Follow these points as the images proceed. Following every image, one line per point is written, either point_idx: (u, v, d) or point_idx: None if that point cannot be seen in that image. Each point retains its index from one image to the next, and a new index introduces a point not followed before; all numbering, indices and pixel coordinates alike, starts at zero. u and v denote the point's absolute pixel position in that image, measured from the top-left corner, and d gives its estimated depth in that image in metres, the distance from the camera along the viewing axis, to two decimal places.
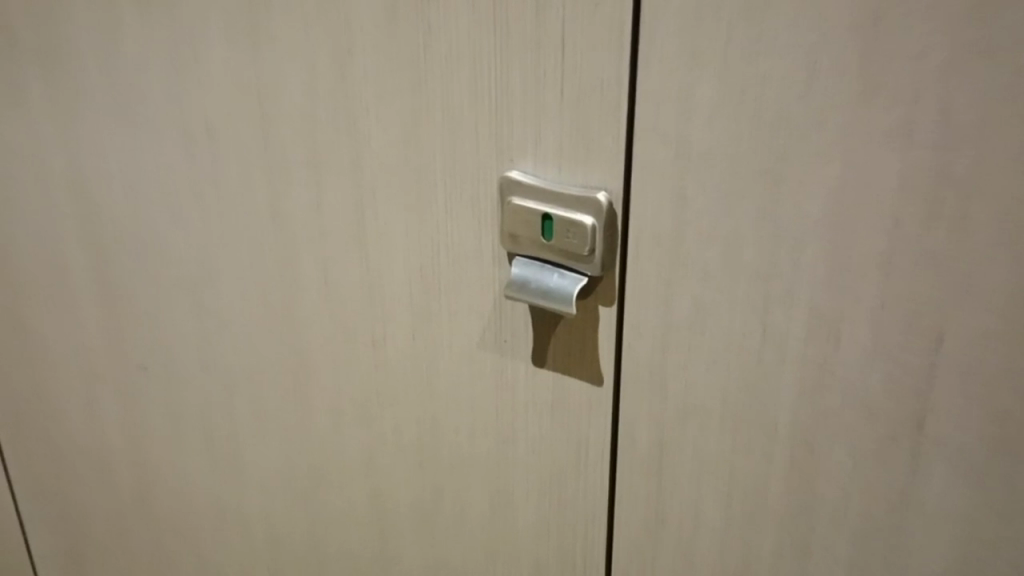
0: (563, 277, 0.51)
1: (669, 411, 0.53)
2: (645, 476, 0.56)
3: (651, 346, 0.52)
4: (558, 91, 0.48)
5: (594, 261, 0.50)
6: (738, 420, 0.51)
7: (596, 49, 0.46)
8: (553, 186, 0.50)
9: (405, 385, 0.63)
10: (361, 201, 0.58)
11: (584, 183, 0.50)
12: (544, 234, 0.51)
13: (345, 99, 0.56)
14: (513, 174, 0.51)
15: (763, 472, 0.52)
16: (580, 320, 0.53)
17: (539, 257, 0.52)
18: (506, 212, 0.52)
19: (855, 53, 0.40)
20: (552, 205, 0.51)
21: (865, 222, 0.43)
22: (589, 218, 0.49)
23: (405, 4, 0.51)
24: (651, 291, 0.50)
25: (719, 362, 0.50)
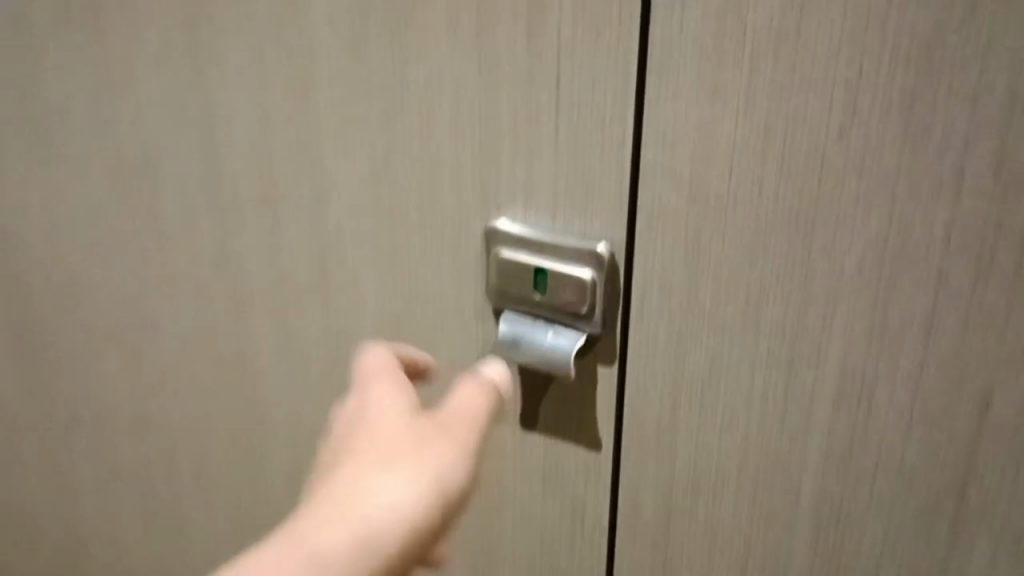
0: (559, 335, 0.47)
1: (678, 477, 0.48)
2: (650, 545, 0.51)
3: (657, 407, 0.47)
4: (554, 130, 0.43)
5: (594, 318, 0.46)
6: (754, 489, 0.46)
7: (596, 85, 0.41)
8: (547, 238, 0.46)
9: None
10: (332, 244, 0.53)
11: (581, 233, 0.45)
12: (538, 288, 0.47)
13: (314, 135, 0.50)
14: (499, 222, 0.47)
15: (784, 544, 0.47)
16: (575, 381, 0.49)
17: (531, 313, 0.48)
18: (493, 263, 0.48)
19: (897, 91, 0.35)
20: (545, 256, 0.46)
21: (905, 277, 0.38)
22: (588, 272, 0.45)
23: (379, 31, 0.46)
24: (658, 348, 0.45)
25: (734, 425, 0.45)
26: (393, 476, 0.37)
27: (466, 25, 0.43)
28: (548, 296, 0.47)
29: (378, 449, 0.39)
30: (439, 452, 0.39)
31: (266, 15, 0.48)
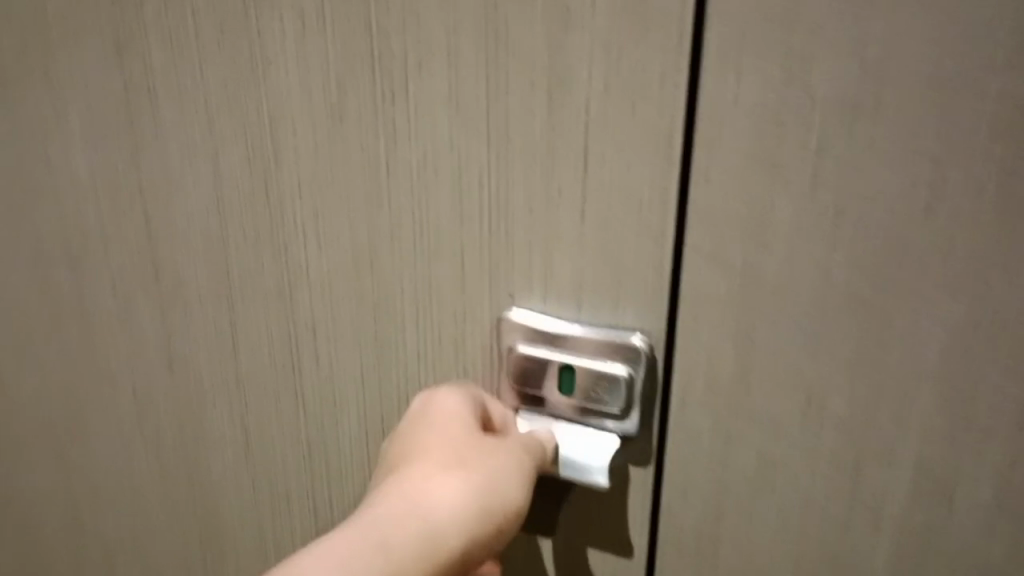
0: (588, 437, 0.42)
1: None
2: None
3: (699, 511, 0.42)
4: (578, 213, 0.39)
5: (629, 418, 0.41)
6: None
7: (631, 163, 0.37)
8: (570, 332, 0.41)
9: None
10: (311, 338, 0.47)
11: (611, 325, 0.41)
12: (562, 386, 0.43)
13: (288, 220, 0.45)
14: (514, 314, 0.42)
15: None
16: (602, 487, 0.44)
17: (553, 413, 0.43)
18: (509, 358, 0.43)
19: (988, 167, 0.33)
20: (570, 352, 0.42)
21: (990, 361, 0.35)
22: (622, 369, 0.41)
23: (368, 106, 0.41)
24: (703, 447, 0.41)
25: (790, 525, 0.41)
26: (472, 476, 0.38)
27: (470, 101, 0.39)
28: (576, 394, 0.42)
29: (452, 453, 0.39)
30: (511, 457, 0.40)
31: (228, 92, 0.43)
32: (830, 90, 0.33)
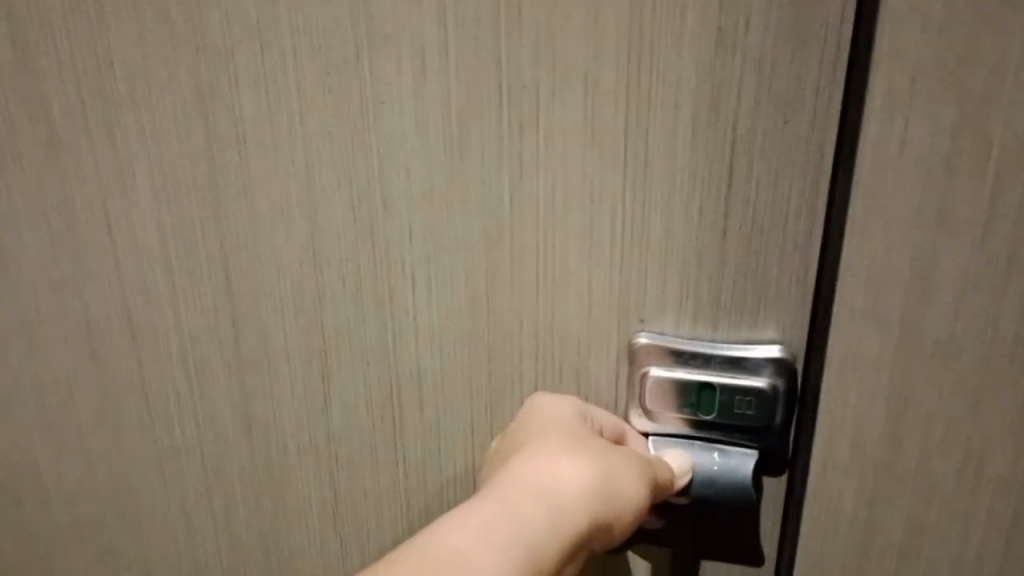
0: (727, 459, 0.41)
1: None
2: None
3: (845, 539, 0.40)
4: (721, 230, 0.37)
5: (769, 429, 0.40)
6: None
7: (784, 174, 0.36)
8: (703, 347, 0.40)
9: None
10: (404, 386, 0.44)
11: (746, 335, 0.39)
12: (691, 404, 0.41)
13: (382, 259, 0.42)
14: (644, 337, 0.40)
15: None
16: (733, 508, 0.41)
17: (678, 433, 0.42)
18: (637, 379, 0.41)
19: None
20: (705, 369, 0.40)
21: None
22: (762, 380, 0.39)
23: (485, 132, 0.38)
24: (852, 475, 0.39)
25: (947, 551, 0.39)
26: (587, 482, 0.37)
27: (608, 124, 0.37)
28: (710, 412, 0.41)
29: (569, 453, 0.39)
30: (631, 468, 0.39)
31: (330, 132, 0.40)
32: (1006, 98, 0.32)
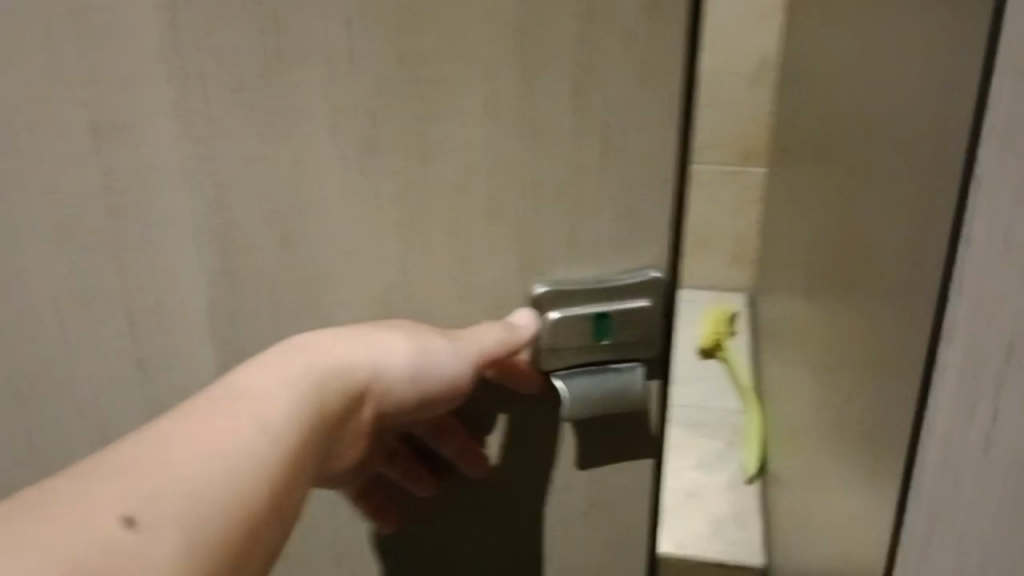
0: (623, 371, 0.59)
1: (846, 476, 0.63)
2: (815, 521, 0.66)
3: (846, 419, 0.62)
4: (613, 132, 0.53)
5: (645, 337, 0.59)
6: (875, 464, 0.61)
7: (662, 92, 0.52)
8: (595, 284, 0.58)
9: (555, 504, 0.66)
10: (387, 198, 0.56)
11: (626, 272, 0.58)
12: (588, 335, 0.59)
13: (366, 116, 0.54)
14: (541, 277, 0.58)
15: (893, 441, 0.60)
16: (622, 382, 0.59)
17: (581, 359, 0.59)
18: (548, 298, 0.58)
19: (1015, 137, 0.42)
20: (598, 289, 0.58)
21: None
22: (653, 270, 0.58)
23: (448, 61, 0.52)
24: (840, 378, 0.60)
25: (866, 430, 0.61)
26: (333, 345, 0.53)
27: (542, 69, 0.52)
28: (604, 336, 0.59)
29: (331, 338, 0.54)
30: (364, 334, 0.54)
31: (337, 78, 0.52)
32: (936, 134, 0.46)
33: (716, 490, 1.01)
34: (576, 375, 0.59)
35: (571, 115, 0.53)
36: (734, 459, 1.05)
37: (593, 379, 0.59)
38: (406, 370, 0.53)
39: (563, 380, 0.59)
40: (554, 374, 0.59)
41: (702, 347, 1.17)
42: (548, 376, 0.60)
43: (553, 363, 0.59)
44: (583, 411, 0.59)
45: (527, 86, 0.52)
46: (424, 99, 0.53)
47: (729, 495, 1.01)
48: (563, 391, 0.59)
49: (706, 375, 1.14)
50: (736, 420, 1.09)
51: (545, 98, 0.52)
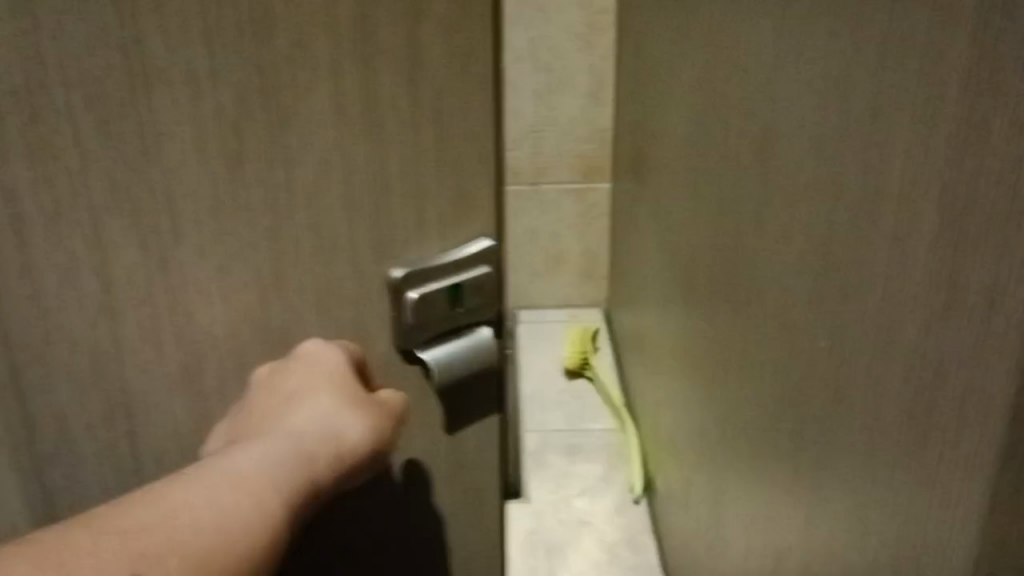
0: (473, 333, 0.67)
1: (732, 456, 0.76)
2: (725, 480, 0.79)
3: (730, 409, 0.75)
4: (439, 111, 0.59)
5: (487, 299, 0.66)
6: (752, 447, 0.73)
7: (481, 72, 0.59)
8: (443, 262, 0.64)
9: (712, 439, 0.85)
10: (252, 186, 0.59)
11: (462, 245, 0.64)
12: (443, 308, 0.65)
13: (226, 107, 0.56)
14: (396, 265, 0.63)
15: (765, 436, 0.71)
16: (473, 341, 0.66)
17: (440, 331, 0.65)
18: (405, 281, 0.63)
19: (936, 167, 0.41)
20: (445, 266, 0.64)
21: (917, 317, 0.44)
22: (486, 240, 0.65)
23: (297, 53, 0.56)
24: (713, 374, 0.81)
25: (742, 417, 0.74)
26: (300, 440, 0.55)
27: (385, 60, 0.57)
28: (455, 305, 0.65)
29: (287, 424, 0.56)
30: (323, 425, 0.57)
31: (194, 68, 0.55)
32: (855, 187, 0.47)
33: (606, 514, 1.28)
34: (437, 345, 0.66)
35: (408, 123, 0.59)
36: (619, 483, 1.33)
37: (451, 345, 0.66)
38: (367, 444, 0.59)
39: (427, 352, 0.65)
40: (418, 349, 0.65)
41: (571, 369, 1.52)
42: (413, 351, 0.66)
43: (416, 339, 0.65)
44: (450, 378, 0.66)
45: (370, 97, 0.58)
46: (277, 113, 0.57)
47: (618, 519, 1.28)
48: (431, 363, 0.65)
49: (577, 393, 1.50)
50: (613, 443, 1.40)
51: (385, 109, 0.59)
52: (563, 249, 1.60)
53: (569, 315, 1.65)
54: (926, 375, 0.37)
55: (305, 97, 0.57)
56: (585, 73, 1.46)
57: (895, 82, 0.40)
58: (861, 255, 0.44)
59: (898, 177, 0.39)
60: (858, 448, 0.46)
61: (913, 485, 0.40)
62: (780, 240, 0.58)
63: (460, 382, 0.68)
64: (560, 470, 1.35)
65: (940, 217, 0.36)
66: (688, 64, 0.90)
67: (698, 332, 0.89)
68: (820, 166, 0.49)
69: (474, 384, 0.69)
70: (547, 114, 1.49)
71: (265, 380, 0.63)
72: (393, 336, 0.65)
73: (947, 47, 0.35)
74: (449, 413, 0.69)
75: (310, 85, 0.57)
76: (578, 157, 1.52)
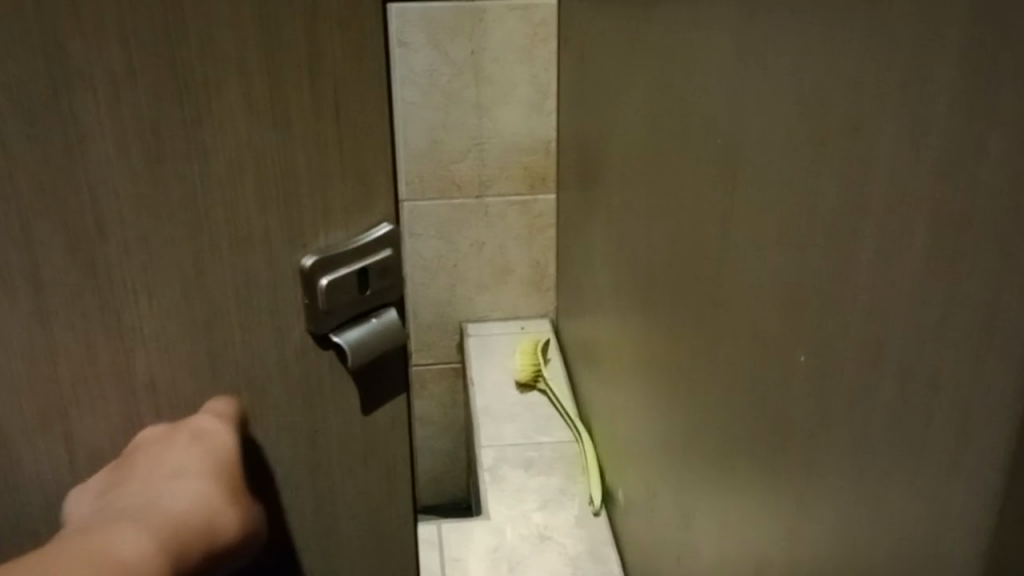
0: (382, 315, 0.62)
1: (698, 469, 0.76)
2: (690, 494, 0.80)
3: (695, 418, 0.76)
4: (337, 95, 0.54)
5: (398, 277, 0.62)
6: (711, 462, 0.71)
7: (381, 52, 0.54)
8: (345, 248, 0.58)
9: (675, 450, 0.85)
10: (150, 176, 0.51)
11: (361, 231, 0.58)
12: (354, 290, 0.59)
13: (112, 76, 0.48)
14: (303, 257, 0.57)
15: (720, 452, 0.69)
16: (382, 330, 0.62)
17: (352, 314, 0.60)
18: (308, 272, 0.57)
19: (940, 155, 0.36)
20: (347, 256, 0.58)
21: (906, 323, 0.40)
22: (385, 224, 0.59)
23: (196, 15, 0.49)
24: (676, 384, 0.82)
25: (703, 430, 0.74)
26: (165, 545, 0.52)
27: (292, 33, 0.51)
28: (365, 287, 0.60)
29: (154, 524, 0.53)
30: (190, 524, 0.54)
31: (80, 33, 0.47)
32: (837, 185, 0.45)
33: (567, 527, 1.27)
34: (351, 327, 0.61)
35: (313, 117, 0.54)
36: (577, 495, 1.32)
37: (364, 327, 0.61)
38: (230, 539, 0.56)
39: (341, 335, 0.60)
40: (332, 334, 0.60)
41: (523, 381, 1.51)
42: (326, 335, 0.60)
43: (329, 326, 0.60)
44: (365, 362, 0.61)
45: (275, 98, 0.53)
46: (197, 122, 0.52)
47: (579, 531, 1.27)
48: (346, 347, 0.60)
49: (531, 404, 1.49)
50: (569, 455, 1.39)
51: (293, 107, 0.54)
52: (511, 260, 1.59)
53: (519, 328, 1.64)
54: (920, 389, 0.39)
55: (215, 95, 0.51)
56: (528, 84, 1.45)
57: (873, 94, 0.41)
58: (840, 263, 0.45)
59: (881, 189, 0.40)
60: (842, 451, 0.46)
61: (932, 497, 0.39)
62: (751, 248, 0.58)
63: (376, 367, 0.63)
64: (518, 485, 1.34)
65: (931, 234, 0.37)
66: (642, 73, 0.90)
67: (657, 345, 0.90)
68: (794, 177, 0.50)
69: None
70: (490, 126, 1.47)
71: (151, 443, 0.57)
72: (306, 321, 0.59)
73: (933, 60, 0.36)
74: (365, 400, 0.64)
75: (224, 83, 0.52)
76: (523, 167, 1.51)
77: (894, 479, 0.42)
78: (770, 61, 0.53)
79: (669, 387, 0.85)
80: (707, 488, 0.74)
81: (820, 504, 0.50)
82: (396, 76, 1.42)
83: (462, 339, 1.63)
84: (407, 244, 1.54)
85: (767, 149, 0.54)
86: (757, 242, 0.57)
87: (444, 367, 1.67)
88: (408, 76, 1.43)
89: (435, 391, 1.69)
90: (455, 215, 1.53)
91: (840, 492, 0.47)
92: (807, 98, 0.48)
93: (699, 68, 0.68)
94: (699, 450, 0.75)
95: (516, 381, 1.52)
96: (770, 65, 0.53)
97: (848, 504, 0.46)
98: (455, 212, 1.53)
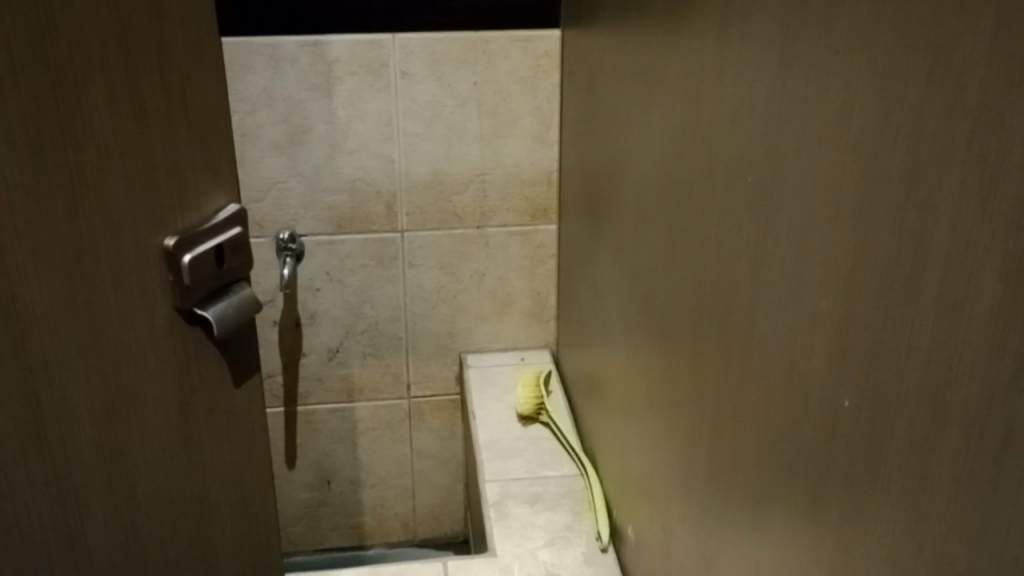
0: (239, 291, 0.75)
1: (722, 513, 0.75)
2: (711, 533, 0.78)
3: (718, 457, 0.74)
4: None
5: (237, 254, 0.73)
6: (736, 499, 0.70)
7: None
8: (200, 226, 0.69)
9: (694, 486, 0.83)
10: None
11: (217, 211, 0.71)
12: (211, 266, 0.70)
13: None
14: (168, 240, 0.66)
15: (749, 492, 0.67)
16: (244, 305, 0.75)
17: (211, 289, 0.71)
18: (174, 254, 0.66)
19: (1007, 202, 0.36)
20: (210, 239, 0.70)
21: (965, 378, 0.39)
22: (233, 207, 0.73)
23: None
24: (697, 426, 0.80)
25: (727, 471, 0.72)
26: None
27: None
28: (219, 264, 0.71)
29: None
30: None
31: None
32: (892, 242, 0.44)
33: (576, 565, 1.24)
34: (214, 304, 0.71)
35: (165, 110, 0.64)
36: (586, 531, 1.29)
37: (221, 301, 0.72)
38: None
39: (205, 311, 0.71)
40: (197, 308, 0.70)
41: (525, 416, 1.49)
42: (192, 312, 0.70)
43: (194, 300, 0.69)
44: (228, 329, 0.72)
45: (210, 138, 0.69)
46: (67, 110, 0.56)
47: (587, 568, 1.24)
48: (210, 318, 0.71)
49: (535, 437, 1.47)
50: (576, 490, 1.36)
51: None
52: (511, 292, 1.57)
53: (519, 359, 1.62)
54: (991, 444, 0.38)
55: None
56: (531, 116, 1.44)
57: (936, 138, 0.40)
58: (896, 309, 0.44)
59: (947, 236, 0.40)
60: (896, 498, 0.45)
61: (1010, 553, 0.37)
62: (790, 290, 0.57)
63: (235, 338, 0.76)
64: (525, 522, 1.31)
65: (1003, 286, 0.37)
66: (659, 111, 0.89)
67: (675, 380, 0.88)
68: (842, 215, 0.49)
69: (241, 340, 0.77)
70: (493, 158, 1.47)
71: None
72: (171, 297, 0.67)
73: (997, 110, 0.36)
74: (234, 366, 0.76)
75: (88, 80, 0.57)
76: (526, 201, 1.50)
77: (959, 535, 0.40)
78: (813, 97, 0.52)
79: (688, 425, 0.84)
80: (732, 531, 0.72)
81: (867, 551, 0.48)
82: (399, 106, 1.41)
83: (462, 371, 1.61)
84: (407, 274, 1.53)
85: (809, 191, 0.53)
86: (796, 285, 0.56)
87: (444, 400, 1.65)
88: (411, 106, 1.41)
89: (433, 425, 1.66)
90: (455, 246, 1.52)
91: (892, 539, 0.46)
92: (858, 133, 0.47)
93: (729, 100, 0.67)
94: (722, 491, 0.74)
95: (517, 415, 1.51)
96: (813, 110, 0.52)
97: (903, 560, 0.45)
98: (456, 243, 1.52)
